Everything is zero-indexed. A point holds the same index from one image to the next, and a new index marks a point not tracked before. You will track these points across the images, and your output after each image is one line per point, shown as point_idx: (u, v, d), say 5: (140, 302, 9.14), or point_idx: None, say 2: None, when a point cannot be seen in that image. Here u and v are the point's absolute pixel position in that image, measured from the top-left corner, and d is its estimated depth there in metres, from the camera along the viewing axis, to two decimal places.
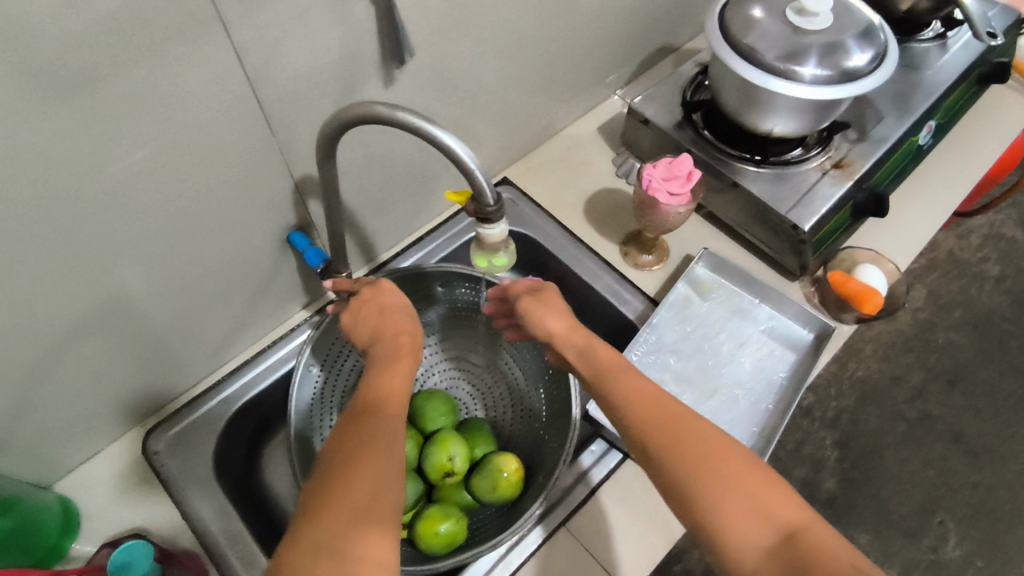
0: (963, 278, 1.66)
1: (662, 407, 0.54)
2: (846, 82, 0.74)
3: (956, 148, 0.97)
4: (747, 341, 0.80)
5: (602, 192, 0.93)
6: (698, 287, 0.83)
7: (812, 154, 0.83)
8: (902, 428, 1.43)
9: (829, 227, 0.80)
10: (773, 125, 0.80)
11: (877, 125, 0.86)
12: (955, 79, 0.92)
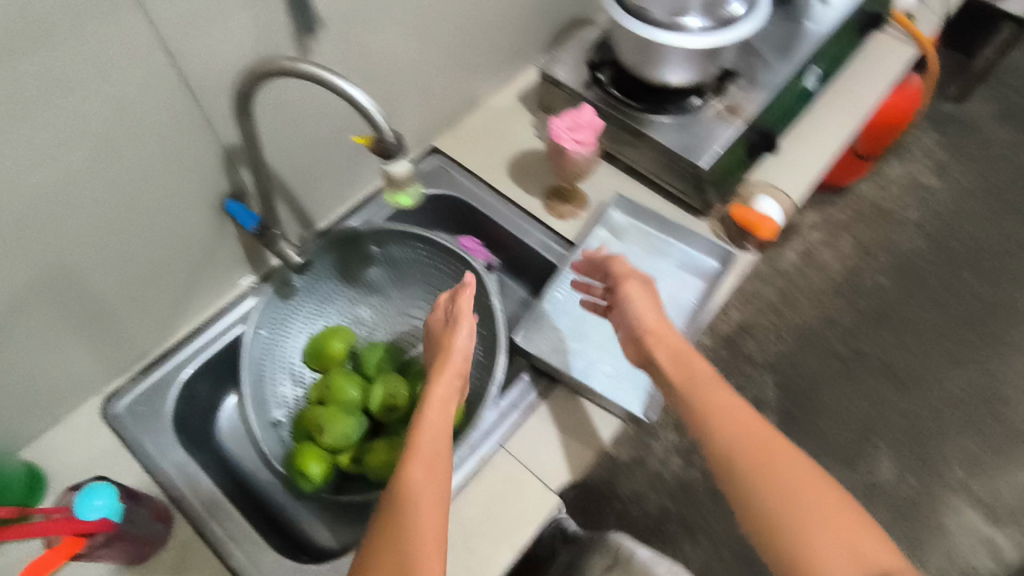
0: (884, 225, 1.78)
1: (747, 429, 0.60)
2: (727, 28, 0.83)
3: (845, 95, 1.08)
4: (661, 276, 0.88)
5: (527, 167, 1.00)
6: (614, 230, 0.91)
7: (707, 101, 0.93)
8: (837, 365, 1.54)
9: (725, 163, 0.89)
10: (671, 75, 0.90)
11: (764, 73, 0.96)
12: (833, 28, 1.02)
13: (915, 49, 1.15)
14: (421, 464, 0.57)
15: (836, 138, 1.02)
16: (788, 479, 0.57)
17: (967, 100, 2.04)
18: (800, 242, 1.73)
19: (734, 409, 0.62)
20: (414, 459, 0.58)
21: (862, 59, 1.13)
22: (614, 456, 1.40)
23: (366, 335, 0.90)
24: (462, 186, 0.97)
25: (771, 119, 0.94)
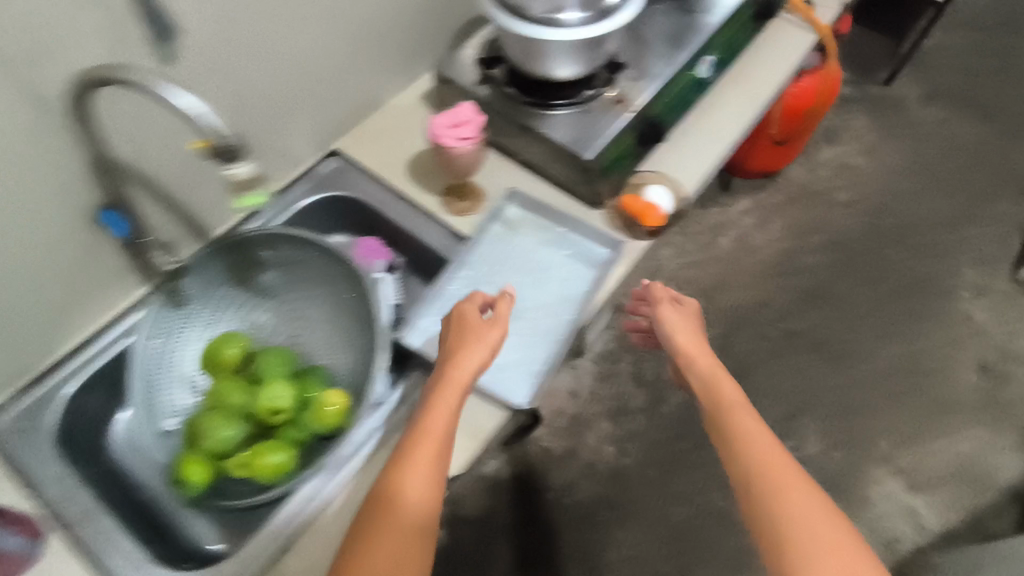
0: (815, 207, 1.81)
1: (763, 460, 0.69)
2: (605, 21, 0.86)
3: (746, 83, 1.10)
4: (553, 266, 0.90)
5: (424, 160, 0.99)
6: (509, 225, 0.92)
7: (597, 92, 0.95)
8: (767, 346, 1.57)
9: (614, 152, 0.90)
10: (561, 68, 0.91)
11: (655, 64, 0.98)
12: (726, 20, 1.05)
13: (814, 37, 1.18)
14: (423, 456, 0.64)
15: (737, 124, 1.04)
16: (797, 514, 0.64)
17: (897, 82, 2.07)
18: (733, 228, 1.75)
19: (753, 443, 0.71)
20: (423, 452, 0.65)
21: (764, 47, 1.16)
22: (547, 447, 1.42)
23: (265, 341, 0.90)
24: (359, 186, 0.97)
25: (663, 108, 0.96)
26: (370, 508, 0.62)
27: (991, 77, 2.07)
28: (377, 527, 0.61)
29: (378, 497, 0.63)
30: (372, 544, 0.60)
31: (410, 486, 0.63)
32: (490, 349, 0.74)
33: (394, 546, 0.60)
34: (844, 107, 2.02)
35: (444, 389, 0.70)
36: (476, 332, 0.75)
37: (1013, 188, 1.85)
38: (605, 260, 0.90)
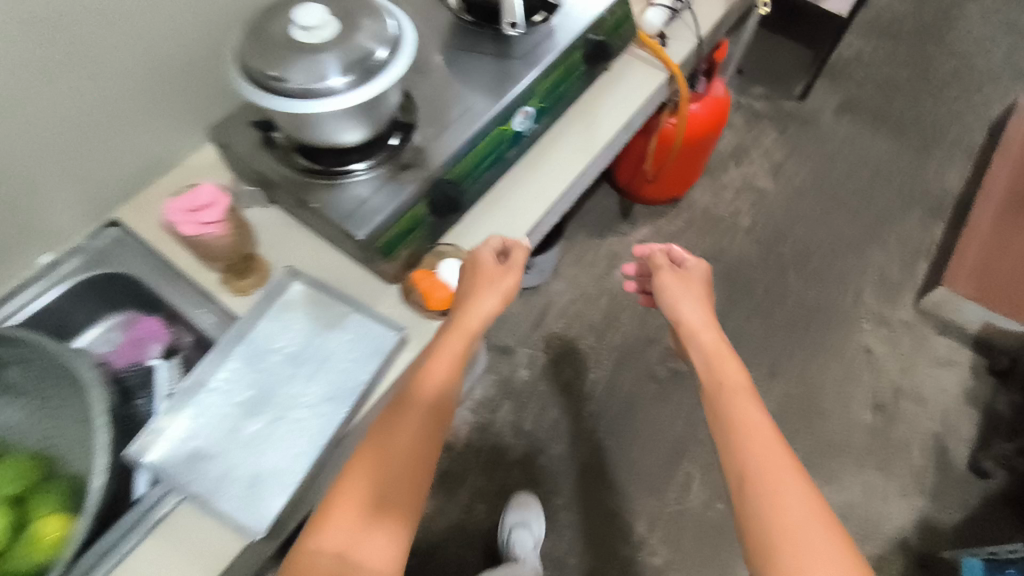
0: (717, 234, 1.73)
1: (753, 447, 0.66)
2: (371, 80, 0.76)
3: (574, 137, 1.03)
4: (330, 357, 0.81)
5: None
6: (290, 306, 0.84)
7: (384, 155, 0.86)
8: (654, 387, 1.50)
9: (397, 226, 0.82)
10: (337, 133, 0.81)
11: (457, 120, 0.90)
12: (544, 67, 0.96)
13: (665, 74, 1.11)
14: (415, 412, 0.72)
15: (554, 187, 0.98)
16: (775, 507, 0.61)
17: (810, 95, 1.99)
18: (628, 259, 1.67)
19: (745, 421, 0.68)
20: (415, 407, 0.72)
21: (602, 94, 1.09)
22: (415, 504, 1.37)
23: (12, 443, 0.81)
24: (133, 263, 0.88)
25: (463, 170, 0.88)
26: (366, 453, 0.69)
27: (907, 89, 1.99)
28: (366, 471, 0.68)
29: (374, 444, 0.70)
30: (359, 489, 0.66)
31: (401, 438, 0.70)
32: (496, 298, 0.80)
33: (377, 487, 0.67)
34: (754, 124, 1.93)
35: (449, 341, 0.77)
36: (483, 279, 0.81)
37: (922, 209, 1.77)
38: (394, 344, 0.81)
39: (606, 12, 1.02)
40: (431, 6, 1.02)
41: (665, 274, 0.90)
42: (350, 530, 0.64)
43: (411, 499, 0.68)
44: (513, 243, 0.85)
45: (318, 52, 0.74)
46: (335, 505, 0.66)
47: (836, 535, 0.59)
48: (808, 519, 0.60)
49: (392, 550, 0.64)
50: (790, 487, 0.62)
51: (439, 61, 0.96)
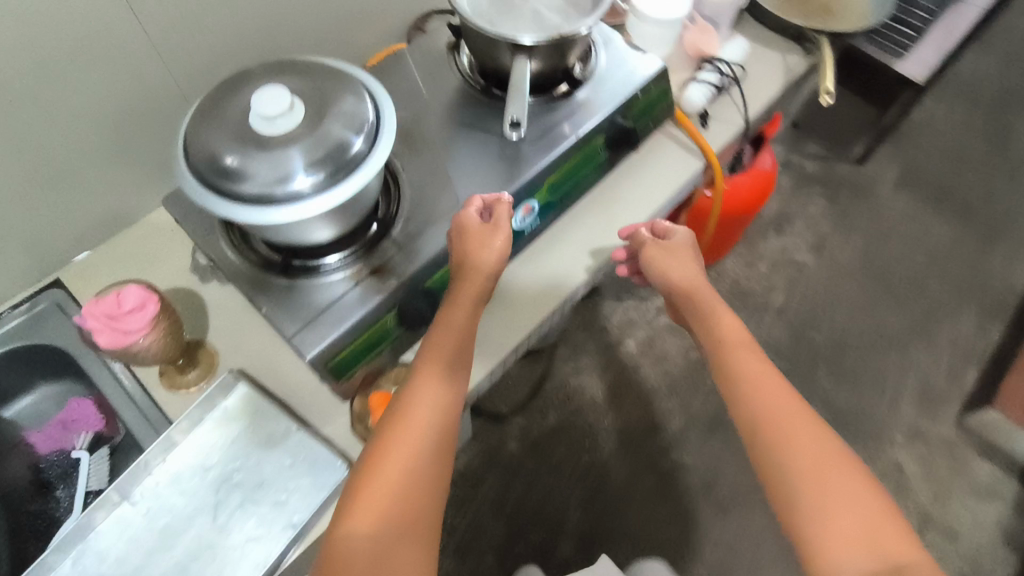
0: (744, 309, 1.58)
1: (781, 412, 0.66)
2: (348, 175, 0.66)
3: (588, 231, 0.90)
4: (268, 484, 0.70)
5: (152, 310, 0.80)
6: (226, 417, 0.73)
7: (354, 253, 0.74)
8: (652, 479, 1.38)
9: (355, 344, 0.71)
10: (298, 230, 0.69)
11: (446, 216, 0.78)
12: (553, 160, 0.83)
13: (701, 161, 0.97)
14: (432, 376, 0.70)
15: (555, 291, 0.86)
16: (806, 471, 0.62)
17: (870, 160, 1.79)
18: (642, 328, 1.54)
19: (769, 382, 0.69)
20: (431, 372, 0.70)
21: (630, 178, 0.95)
22: None
23: None
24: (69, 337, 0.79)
25: (443, 277, 0.77)
26: (385, 428, 0.67)
27: (980, 164, 1.78)
28: (387, 449, 0.66)
29: (392, 417, 0.68)
30: (386, 467, 0.65)
31: (424, 408, 0.68)
32: (498, 258, 0.73)
33: (408, 465, 0.65)
34: (803, 187, 1.75)
35: (453, 305, 0.73)
36: (476, 238, 0.73)
37: (980, 307, 1.59)
38: (337, 485, 0.70)
39: (639, 92, 0.88)
40: (438, 66, 0.89)
41: (668, 247, 0.81)
42: (381, 510, 0.63)
43: (440, 470, 0.67)
44: (496, 200, 0.76)
45: (284, 144, 0.64)
46: (360, 486, 0.64)
47: (864, 481, 0.62)
48: (838, 474, 0.62)
49: (424, 521, 0.64)
50: (821, 446, 0.64)
51: (436, 134, 0.84)
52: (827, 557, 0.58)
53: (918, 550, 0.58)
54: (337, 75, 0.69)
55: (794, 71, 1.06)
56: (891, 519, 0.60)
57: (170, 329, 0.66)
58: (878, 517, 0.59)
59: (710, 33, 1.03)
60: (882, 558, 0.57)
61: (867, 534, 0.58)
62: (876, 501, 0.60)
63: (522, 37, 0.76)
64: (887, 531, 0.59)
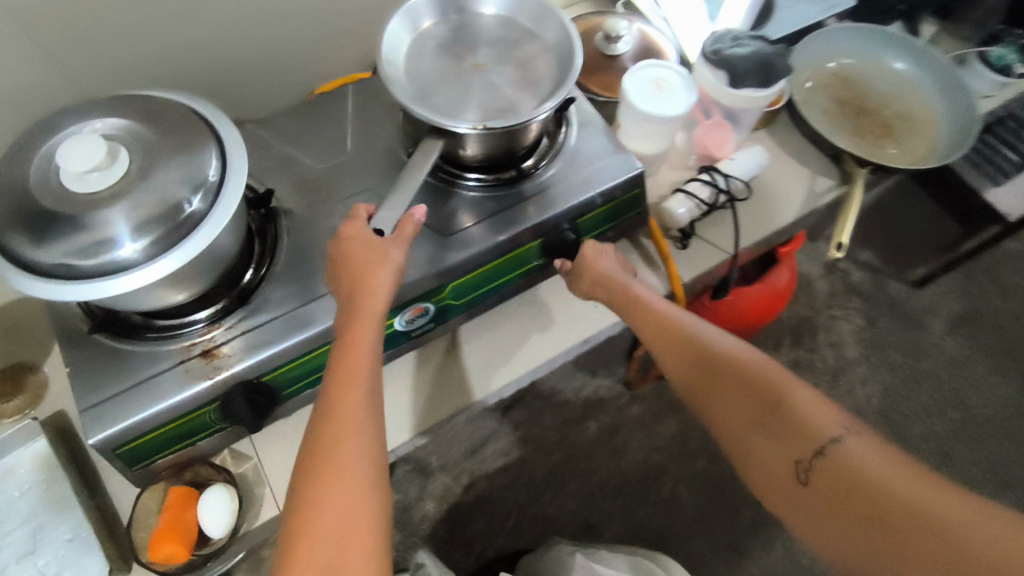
0: None
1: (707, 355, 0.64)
2: (161, 256, 0.53)
3: (501, 343, 0.80)
4: (40, 549, 0.64)
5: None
6: (21, 467, 0.67)
7: (196, 324, 0.64)
8: None
9: (158, 433, 0.62)
10: (123, 302, 0.59)
11: (309, 304, 0.66)
12: (462, 263, 0.69)
13: (665, 291, 0.82)
14: (349, 399, 0.54)
15: (440, 404, 0.77)
16: (702, 377, 0.64)
17: (932, 285, 1.53)
18: (608, 414, 1.39)
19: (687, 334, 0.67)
20: (347, 396, 0.55)
21: (571, 293, 0.83)
22: None
23: None
24: None
25: (290, 373, 0.66)
26: (303, 472, 0.52)
27: None
28: (313, 490, 0.51)
29: (311, 456, 0.53)
30: (318, 510, 0.50)
31: (347, 433, 0.53)
32: (397, 268, 0.60)
33: (346, 504, 0.50)
34: (841, 299, 1.51)
35: (357, 325, 0.58)
36: (364, 249, 0.59)
37: (1011, 497, 1.33)
38: None
39: (598, 198, 0.74)
40: (376, 117, 0.77)
41: (599, 259, 0.74)
42: (324, 562, 0.48)
43: (380, 494, 0.52)
44: (404, 220, 0.62)
45: (105, 204, 0.52)
46: (297, 540, 0.49)
47: (746, 356, 0.63)
48: (723, 360, 0.63)
49: (378, 556, 0.50)
50: (708, 343, 0.65)
51: (343, 199, 0.72)
52: (733, 435, 0.60)
53: (806, 389, 0.59)
54: (194, 126, 0.58)
55: (819, 200, 0.87)
56: (776, 370, 0.61)
57: None
58: (761, 379, 0.60)
59: (728, 132, 0.86)
60: (774, 415, 0.58)
61: (757, 402, 0.59)
62: (759, 366, 0.61)
63: (447, 124, 0.61)
64: (774, 387, 0.59)
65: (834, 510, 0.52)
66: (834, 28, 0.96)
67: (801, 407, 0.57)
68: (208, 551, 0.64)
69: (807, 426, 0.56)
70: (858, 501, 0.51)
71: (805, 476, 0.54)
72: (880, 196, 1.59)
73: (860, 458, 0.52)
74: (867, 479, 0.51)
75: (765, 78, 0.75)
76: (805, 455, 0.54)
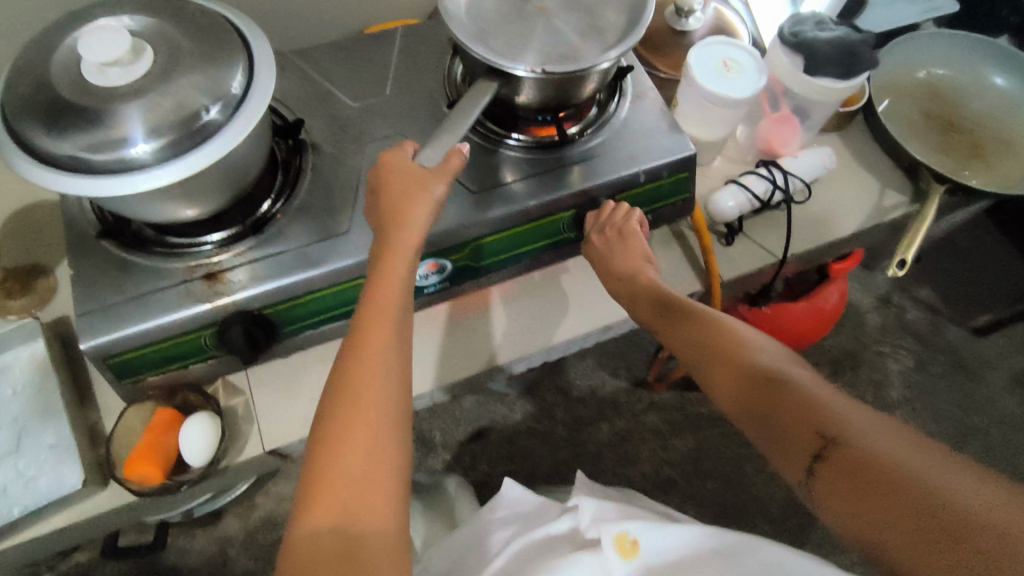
0: (750, 447, 1.31)
1: (716, 346, 0.57)
2: (173, 161, 0.51)
3: (517, 317, 0.75)
4: (22, 450, 0.63)
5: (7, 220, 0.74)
6: (17, 368, 0.66)
7: (206, 246, 0.62)
8: None
9: (149, 351, 0.60)
10: (131, 211, 0.57)
11: (322, 242, 0.62)
12: (484, 223, 0.65)
13: (700, 288, 0.76)
14: (379, 333, 0.51)
15: (447, 368, 0.73)
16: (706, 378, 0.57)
17: (995, 336, 1.41)
18: (623, 417, 1.33)
19: (702, 325, 0.60)
20: (376, 330, 0.51)
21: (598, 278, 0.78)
22: (229, 558, 1.19)
23: None
24: None
25: (291, 310, 0.64)
26: (329, 406, 0.49)
27: None
28: (339, 424, 0.47)
29: (333, 394, 0.49)
30: (343, 447, 0.46)
31: (375, 368, 0.50)
32: (438, 204, 0.56)
33: (369, 448, 0.47)
34: (891, 335, 1.41)
35: (390, 258, 0.54)
36: (406, 180, 0.56)
37: None
38: (74, 493, 0.61)
39: (640, 176, 0.68)
40: (422, 63, 0.74)
41: (615, 246, 0.69)
42: (343, 503, 0.45)
43: (407, 435, 0.49)
44: (451, 152, 0.57)
45: (122, 100, 0.50)
46: (321, 471, 0.46)
47: (750, 349, 0.55)
48: (724, 359, 0.56)
49: (394, 502, 0.47)
50: (714, 334, 0.58)
51: (373, 141, 0.68)
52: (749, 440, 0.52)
53: (817, 381, 0.50)
54: (225, 35, 0.55)
55: (885, 216, 0.79)
56: (777, 368, 0.52)
57: None
58: (760, 377, 0.52)
59: (795, 126, 0.79)
60: (773, 420, 0.49)
61: (756, 405, 0.51)
62: (761, 362, 0.54)
63: (506, 66, 0.58)
64: (773, 387, 0.51)
65: (848, 523, 0.43)
66: (930, 32, 0.88)
67: (800, 402, 0.48)
68: (184, 477, 0.63)
69: (806, 422, 0.47)
70: (868, 512, 0.42)
71: (811, 488, 0.46)
72: (951, 234, 1.48)
73: (869, 454, 0.43)
74: (877, 483, 0.42)
75: (846, 69, 0.68)
76: (805, 466, 0.46)
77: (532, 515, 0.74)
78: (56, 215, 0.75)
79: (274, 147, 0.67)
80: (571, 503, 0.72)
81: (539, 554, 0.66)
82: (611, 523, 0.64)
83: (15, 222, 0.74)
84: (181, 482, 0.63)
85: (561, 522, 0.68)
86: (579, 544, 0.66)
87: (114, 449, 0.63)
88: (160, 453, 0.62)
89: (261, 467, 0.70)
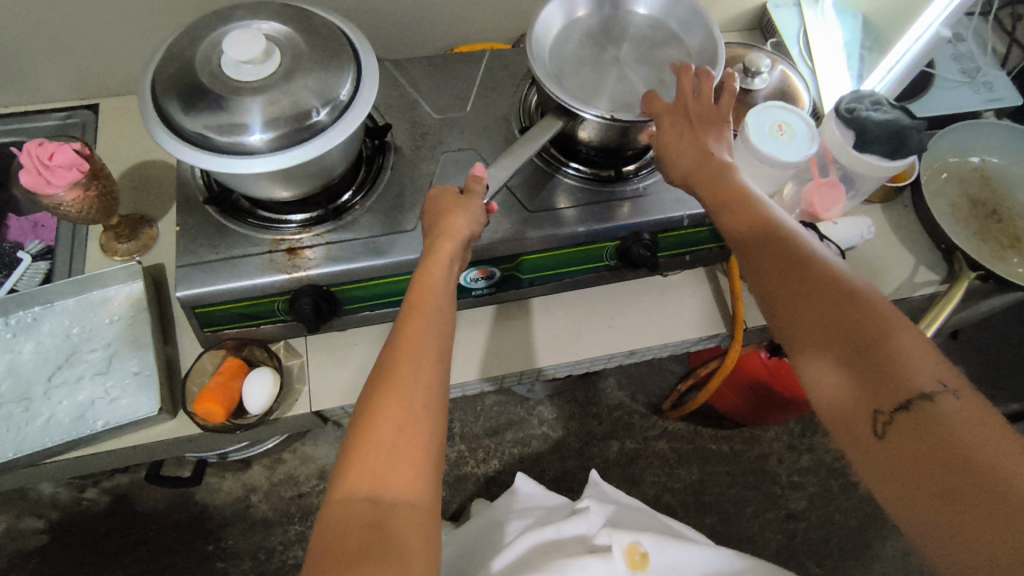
0: (754, 490, 1.34)
1: (818, 267, 0.53)
2: (285, 149, 0.60)
3: (551, 329, 0.82)
4: (111, 370, 0.73)
5: (124, 175, 0.85)
6: (115, 302, 0.76)
7: (292, 225, 0.70)
8: None
9: (229, 307, 0.69)
10: (238, 186, 0.66)
11: (390, 235, 0.70)
12: (535, 242, 0.72)
13: (726, 331, 0.83)
14: (416, 325, 0.56)
15: (480, 365, 0.80)
16: (784, 287, 0.54)
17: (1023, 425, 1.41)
18: (634, 439, 1.37)
19: (799, 245, 0.56)
20: (415, 322, 0.56)
21: (629, 305, 0.84)
22: (251, 504, 1.29)
23: None
24: None
25: (353, 292, 0.72)
26: (368, 393, 0.53)
27: None
28: (377, 403, 0.52)
29: (375, 380, 0.54)
30: (377, 423, 0.51)
31: (411, 361, 0.54)
32: (478, 221, 0.62)
33: (406, 422, 0.51)
34: None
35: (429, 261, 0.60)
36: (453, 202, 0.63)
37: None
38: (148, 417, 0.70)
39: (684, 220, 0.74)
40: (504, 89, 0.82)
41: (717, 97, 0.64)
42: (376, 471, 0.49)
43: (438, 420, 0.53)
44: (474, 179, 0.64)
45: (250, 93, 0.59)
46: (356, 446, 0.50)
47: (847, 277, 0.52)
48: (811, 276, 0.53)
49: (427, 477, 0.51)
50: (809, 254, 0.55)
51: (448, 151, 0.76)
52: (812, 357, 0.51)
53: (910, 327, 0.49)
54: (343, 47, 0.64)
55: (914, 290, 0.83)
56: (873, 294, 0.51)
57: (101, 192, 0.71)
58: (863, 307, 0.50)
59: (840, 194, 0.82)
60: (866, 348, 0.48)
61: (850, 325, 0.50)
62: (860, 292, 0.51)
63: (576, 107, 0.63)
64: (870, 314, 0.49)
65: (925, 475, 0.43)
66: (987, 122, 0.91)
67: (900, 343, 0.48)
68: (241, 421, 0.72)
69: (903, 369, 0.47)
70: (944, 463, 0.43)
71: (888, 423, 0.46)
72: (994, 315, 1.47)
73: (959, 415, 0.44)
74: (962, 447, 0.43)
75: (894, 148, 0.73)
76: (892, 401, 0.46)
77: (547, 515, 0.81)
78: (169, 175, 0.86)
79: (362, 145, 0.75)
80: (581, 506, 0.79)
81: (547, 552, 0.71)
82: (624, 534, 0.70)
83: (130, 178, 0.85)
84: (242, 422, 0.72)
85: (572, 524, 0.74)
86: (589, 547, 0.71)
87: (187, 385, 0.72)
88: (227, 394, 0.71)
89: (303, 424, 0.78)
